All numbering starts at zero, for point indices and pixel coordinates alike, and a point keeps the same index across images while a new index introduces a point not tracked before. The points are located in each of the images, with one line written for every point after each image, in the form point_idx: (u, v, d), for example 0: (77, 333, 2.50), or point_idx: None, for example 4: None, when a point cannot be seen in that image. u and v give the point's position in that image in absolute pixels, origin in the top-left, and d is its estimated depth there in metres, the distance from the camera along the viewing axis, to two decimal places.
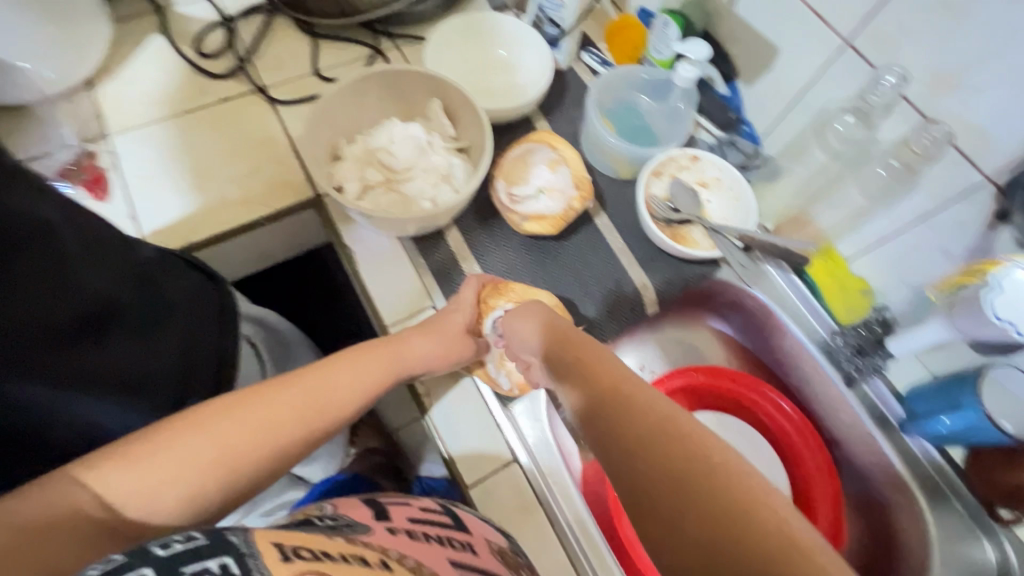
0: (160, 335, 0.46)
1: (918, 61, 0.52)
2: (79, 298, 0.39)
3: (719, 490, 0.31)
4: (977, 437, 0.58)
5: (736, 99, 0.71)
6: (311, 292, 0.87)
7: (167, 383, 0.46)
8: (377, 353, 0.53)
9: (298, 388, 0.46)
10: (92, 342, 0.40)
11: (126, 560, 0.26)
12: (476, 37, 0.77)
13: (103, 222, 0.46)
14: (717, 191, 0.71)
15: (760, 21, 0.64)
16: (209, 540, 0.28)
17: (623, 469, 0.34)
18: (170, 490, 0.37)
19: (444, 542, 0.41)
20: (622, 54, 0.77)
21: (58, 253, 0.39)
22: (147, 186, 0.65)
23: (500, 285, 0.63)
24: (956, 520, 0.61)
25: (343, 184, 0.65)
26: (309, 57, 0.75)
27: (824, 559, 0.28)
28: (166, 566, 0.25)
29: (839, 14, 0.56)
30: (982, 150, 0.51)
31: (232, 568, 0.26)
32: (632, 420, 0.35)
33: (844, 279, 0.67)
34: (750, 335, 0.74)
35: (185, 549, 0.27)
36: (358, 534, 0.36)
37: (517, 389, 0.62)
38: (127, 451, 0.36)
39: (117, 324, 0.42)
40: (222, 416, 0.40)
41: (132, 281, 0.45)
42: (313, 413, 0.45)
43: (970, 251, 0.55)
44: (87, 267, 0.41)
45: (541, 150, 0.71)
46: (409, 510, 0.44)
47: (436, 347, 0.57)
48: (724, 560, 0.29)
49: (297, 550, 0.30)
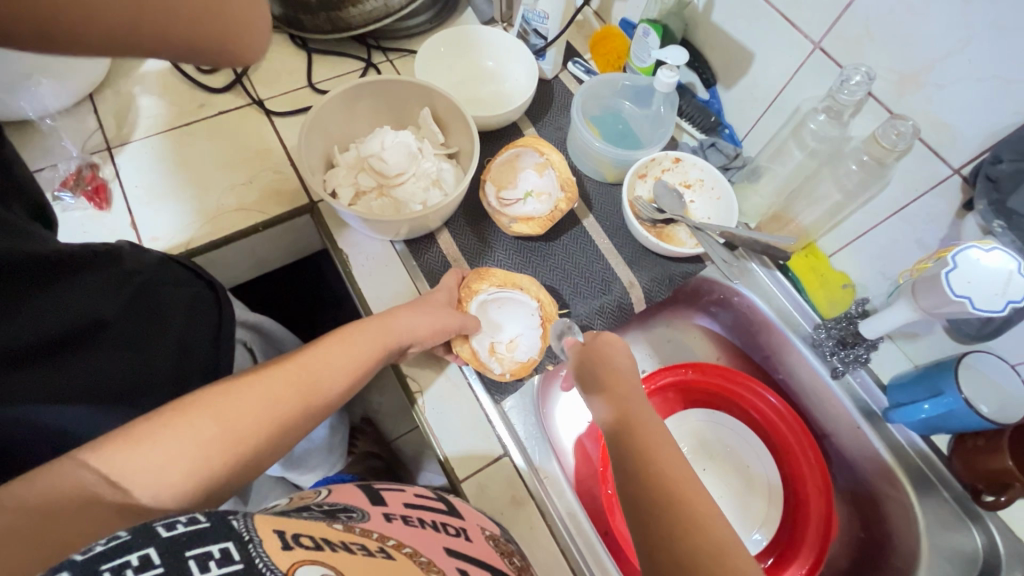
0: (147, 339, 0.45)
1: (882, 62, 0.55)
2: (63, 322, 0.39)
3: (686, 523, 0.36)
4: (956, 424, 0.58)
5: (715, 103, 0.74)
6: (308, 301, 0.89)
7: (162, 381, 0.46)
8: (370, 330, 0.52)
9: (291, 365, 0.45)
10: (83, 354, 0.41)
11: (130, 538, 0.24)
12: (465, 48, 0.80)
13: (84, 246, 0.45)
14: (699, 191, 0.73)
15: (734, 28, 0.66)
16: (211, 523, 0.27)
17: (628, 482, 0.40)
18: (176, 467, 0.36)
19: (439, 528, 0.42)
20: (605, 62, 0.80)
21: (40, 284, 0.39)
22: (147, 196, 0.67)
23: (482, 270, 0.67)
24: (941, 507, 0.62)
25: (337, 189, 0.68)
26: (304, 70, 0.78)
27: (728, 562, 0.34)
28: (169, 549, 0.24)
29: (807, 19, 0.58)
30: (947, 142, 0.53)
31: (233, 553, 0.25)
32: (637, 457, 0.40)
33: (826, 274, 0.70)
34: (735, 332, 0.76)
35: (188, 531, 0.25)
36: (355, 521, 0.36)
37: (509, 374, 0.63)
38: (131, 433, 0.35)
39: (103, 340, 0.42)
40: (226, 395, 0.40)
41: (118, 296, 0.44)
42: (309, 396, 0.45)
43: (943, 241, 0.57)
44: (75, 279, 0.42)
45: (528, 154, 0.73)
46: (404, 496, 0.46)
47: (440, 320, 0.59)
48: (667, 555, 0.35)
49: (297, 538, 0.29)
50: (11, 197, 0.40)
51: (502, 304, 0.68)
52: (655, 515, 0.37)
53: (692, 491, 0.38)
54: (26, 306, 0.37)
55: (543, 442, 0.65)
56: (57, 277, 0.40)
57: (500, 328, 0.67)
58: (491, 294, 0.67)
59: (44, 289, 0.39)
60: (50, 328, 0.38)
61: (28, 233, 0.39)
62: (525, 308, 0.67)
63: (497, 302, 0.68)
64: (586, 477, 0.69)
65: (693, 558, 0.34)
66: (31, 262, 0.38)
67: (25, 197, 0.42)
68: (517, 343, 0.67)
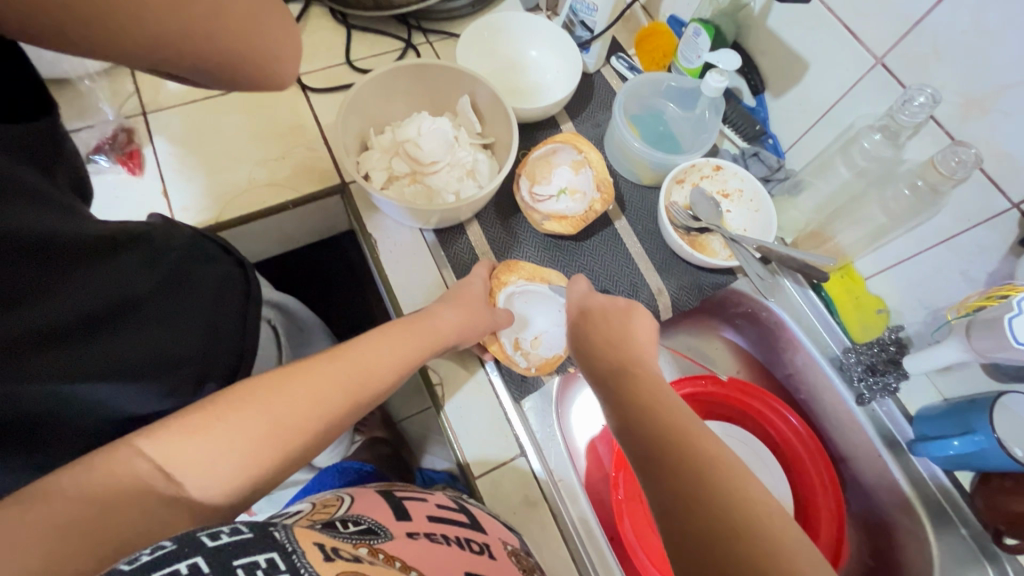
0: (179, 325, 0.45)
1: (950, 84, 0.52)
2: (98, 302, 0.39)
3: (719, 487, 0.32)
4: (985, 463, 0.57)
5: (762, 111, 0.72)
6: (326, 278, 0.88)
7: (186, 375, 0.45)
8: (409, 334, 0.53)
9: (340, 363, 0.45)
10: (119, 333, 0.40)
11: (176, 548, 0.26)
12: (507, 36, 0.78)
13: (119, 226, 0.44)
14: (737, 202, 0.71)
15: (792, 36, 0.64)
16: (253, 534, 0.28)
17: (651, 448, 0.35)
18: (227, 462, 0.36)
19: (463, 545, 0.42)
20: (650, 60, 0.78)
21: (76, 259, 0.38)
22: (180, 165, 0.67)
23: (511, 262, 0.67)
24: (958, 544, 0.61)
25: (370, 172, 0.67)
26: (343, 46, 0.77)
27: (765, 524, 0.31)
28: (216, 557, 0.26)
29: (873, 34, 0.56)
30: (1009, 175, 0.51)
31: (278, 562, 0.27)
32: (669, 430, 0.36)
33: (860, 297, 0.67)
34: (760, 347, 0.74)
35: (232, 542, 0.27)
36: (381, 542, 0.36)
37: (533, 369, 0.63)
38: (189, 425, 0.36)
39: (137, 320, 0.42)
40: (271, 388, 0.40)
41: (152, 276, 0.44)
42: (354, 393, 0.45)
43: (991, 277, 0.55)
44: (113, 257, 0.41)
45: (565, 150, 0.71)
46: (426, 507, 0.45)
47: (473, 312, 0.60)
48: (706, 515, 0.31)
49: (336, 550, 0.31)
50: (57, 169, 0.39)
51: (529, 298, 0.68)
52: (687, 485, 0.33)
53: (725, 456, 0.34)
54: (63, 283, 0.37)
55: (559, 446, 0.64)
56: (97, 253, 0.40)
57: (523, 321, 0.68)
58: (520, 286, 0.67)
59: (84, 266, 0.38)
60: (88, 306, 0.38)
61: (67, 211, 0.38)
62: (553, 302, 0.67)
63: (527, 294, 0.68)
64: (598, 480, 0.68)
65: (736, 524, 0.30)
66: (70, 242, 0.37)
67: (70, 171, 0.41)
68: (541, 340, 0.67)
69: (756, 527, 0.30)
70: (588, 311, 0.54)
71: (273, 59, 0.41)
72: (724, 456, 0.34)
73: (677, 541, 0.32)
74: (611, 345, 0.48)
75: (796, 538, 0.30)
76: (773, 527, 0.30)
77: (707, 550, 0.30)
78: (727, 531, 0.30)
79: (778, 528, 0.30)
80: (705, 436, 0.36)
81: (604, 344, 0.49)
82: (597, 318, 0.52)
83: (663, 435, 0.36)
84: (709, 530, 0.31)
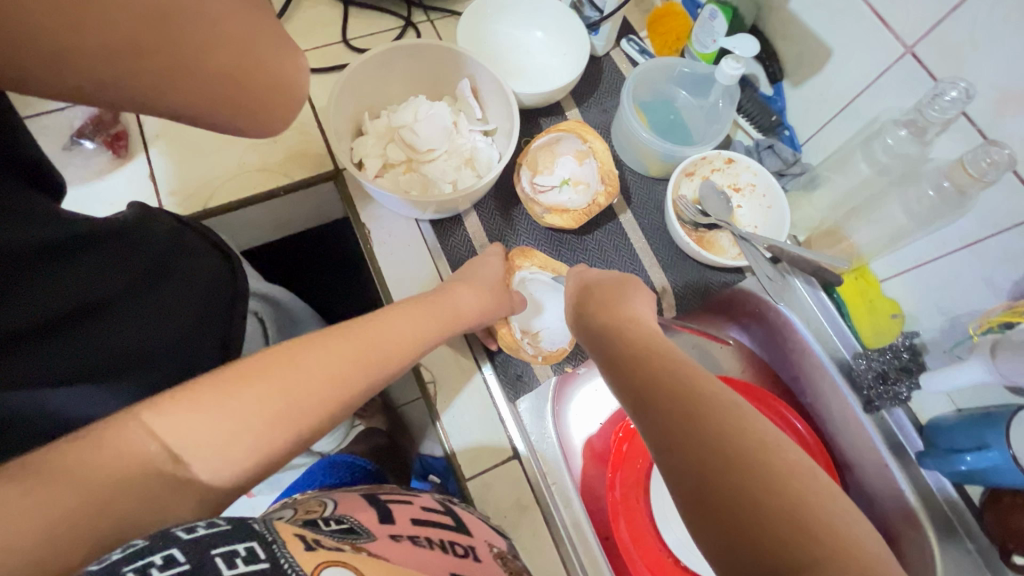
0: (156, 319, 0.43)
1: (985, 77, 0.48)
2: (55, 307, 0.36)
3: (734, 443, 0.29)
4: (999, 481, 0.53)
5: (780, 100, 0.67)
6: (323, 265, 0.86)
7: (168, 370, 0.43)
8: (431, 307, 0.52)
9: (343, 337, 0.42)
10: (84, 338, 0.38)
11: (147, 544, 0.24)
12: (517, 16, 0.74)
13: (85, 222, 0.41)
14: (749, 197, 0.68)
15: (815, 20, 0.60)
16: (231, 526, 0.27)
17: (652, 401, 0.33)
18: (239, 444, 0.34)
19: (448, 549, 0.40)
20: (663, 43, 0.74)
21: (28, 264, 0.35)
22: (167, 146, 0.64)
23: (527, 249, 0.64)
24: (963, 557, 0.58)
25: (364, 159, 0.64)
26: (339, 23, 0.73)
27: (791, 482, 0.28)
28: (194, 548, 0.24)
29: (905, 19, 0.52)
30: None
31: (258, 551, 0.26)
32: (677, 386, 0.33)
33: (876, 301, 0.64)
34: (768, 349, 0.71)
35: (210, 533, 0.25)
36: (364, 542, 0.35)
37: (540, 357, 0.62)
38: (196, 397, 0.33)
39: (104, 321, 0.39)
40: (283, 364, 0.37)
41: (123, 272, 0.41)
42: (365, 372, 0.42)
43: (1016, 286, 0.52)
44: (74, 253, 0.38)
45: (569, 139, 0.67)
46: (412, 510, 0.44)
47: (481, 298, 0.57)
48: (724, 485, 0.28)
49: (317, 540, 0.30)
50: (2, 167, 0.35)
51: (539, 286, 0.67)
52: (708, 444, 0.29)
53: (736, 407, 0.32)
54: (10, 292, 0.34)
55: (553, 446, 0.62)
56: (55, 253, 0.37)
57: (537, 309, 0.66)
58: (532, 273, 0.65)
59: (38, 271, 0.36)
60: (42, 311, 0.35)
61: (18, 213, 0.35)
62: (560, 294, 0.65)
63: (536, 283, 0.67)
64: (591, 483, 0.64)
65: (762, 480, 0.28)
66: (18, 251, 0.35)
67: (33, 170, 0.38)
68: (544, 334, 0.65)
69: (780, 481, 0.28)
70: (586, 288, 0.51)
71: (283, 89, 0.39)
72: (732, 406, 0.31)
73: (709, 540, 0.28)
74: (617, 317, 0.44)
75: (842, 519, 0.27)
76: (798, 480, 0.28)
77: (748, 550, 0.26)
78: (750, 494, 0.28)
79: (809, 485, 0.28)
80: (733, 412, 0.31)
81: (600, 307, 0.46)
82: (596, 295, 0.49)
83: (677, 404, 0.32)
84: (728, 496, 0.28)
